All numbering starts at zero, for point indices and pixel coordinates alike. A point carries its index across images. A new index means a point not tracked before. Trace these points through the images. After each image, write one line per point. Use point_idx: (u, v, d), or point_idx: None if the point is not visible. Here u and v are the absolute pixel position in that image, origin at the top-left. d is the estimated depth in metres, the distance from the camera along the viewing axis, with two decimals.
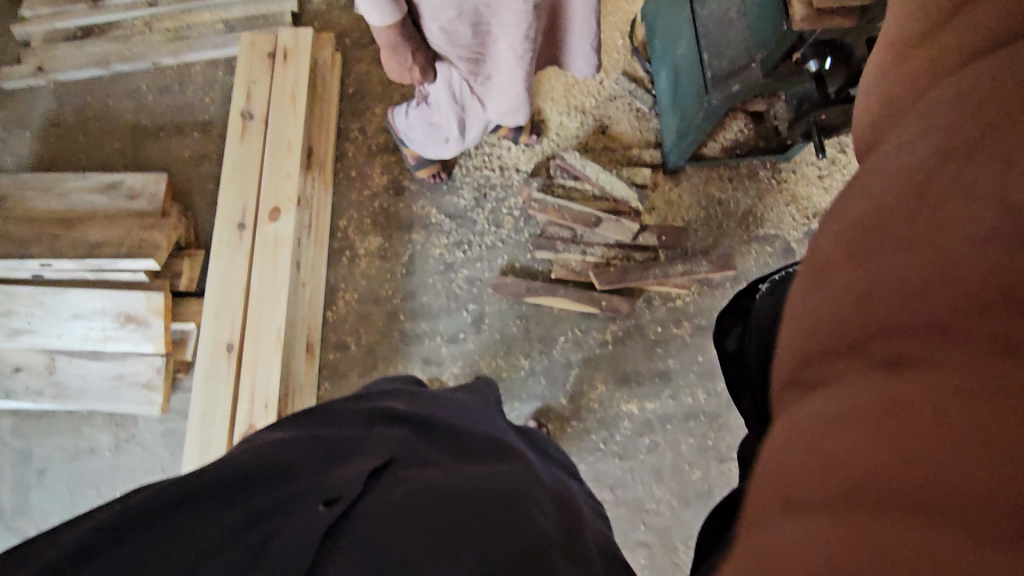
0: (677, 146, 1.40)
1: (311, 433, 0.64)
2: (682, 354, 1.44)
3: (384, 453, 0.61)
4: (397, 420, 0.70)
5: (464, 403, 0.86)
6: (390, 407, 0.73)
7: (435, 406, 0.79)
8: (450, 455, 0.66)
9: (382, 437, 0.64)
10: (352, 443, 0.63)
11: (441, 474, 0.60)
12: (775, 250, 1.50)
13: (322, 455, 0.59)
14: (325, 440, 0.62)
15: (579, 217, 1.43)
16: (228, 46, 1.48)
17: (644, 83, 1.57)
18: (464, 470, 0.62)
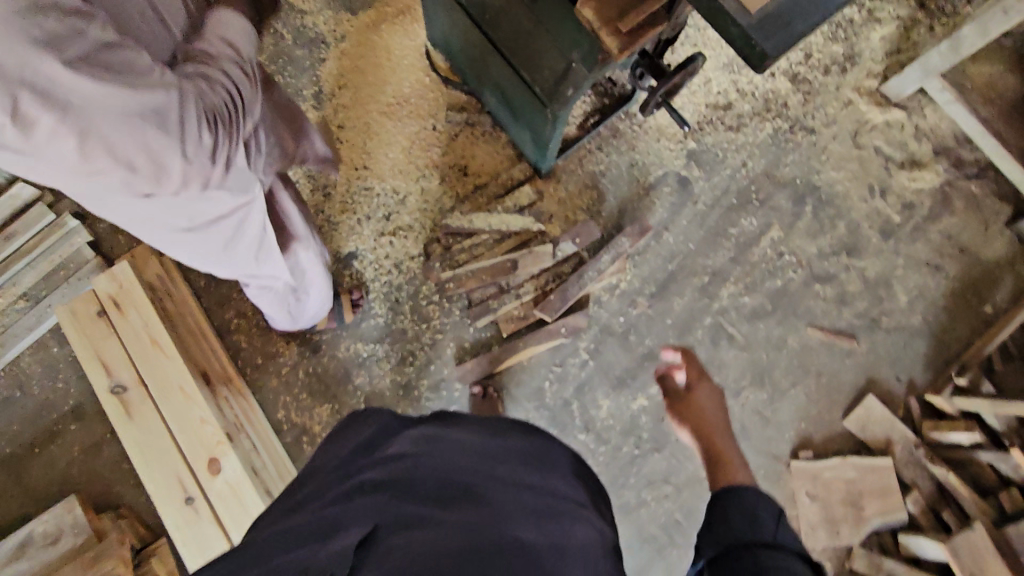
0: (542, 154, 1.36)
1: (272, 538, 0.62)
2: (654, 327, 1.44)
3: (366, 522, 0.59)
4: (391, 480, 0.66)
5: (435, 421, 0.81)
6: (397, 459, 0.70)
7: (397, 443, 0.75)
8: (437, 502, 0.63)
9: (353, 510, 0.62)
10: (324, 508, 0.64)
11: (407, 513, 0.60)
12: (673, 186, 1.51)
13: (302, 531, 0.61)
14: (285, 534, 0.62)
15: (496, 269, 1.38)
16: (45, 320, 1.32)
17: (473, 105, 1.50)
18: (445, 507, 0.62)
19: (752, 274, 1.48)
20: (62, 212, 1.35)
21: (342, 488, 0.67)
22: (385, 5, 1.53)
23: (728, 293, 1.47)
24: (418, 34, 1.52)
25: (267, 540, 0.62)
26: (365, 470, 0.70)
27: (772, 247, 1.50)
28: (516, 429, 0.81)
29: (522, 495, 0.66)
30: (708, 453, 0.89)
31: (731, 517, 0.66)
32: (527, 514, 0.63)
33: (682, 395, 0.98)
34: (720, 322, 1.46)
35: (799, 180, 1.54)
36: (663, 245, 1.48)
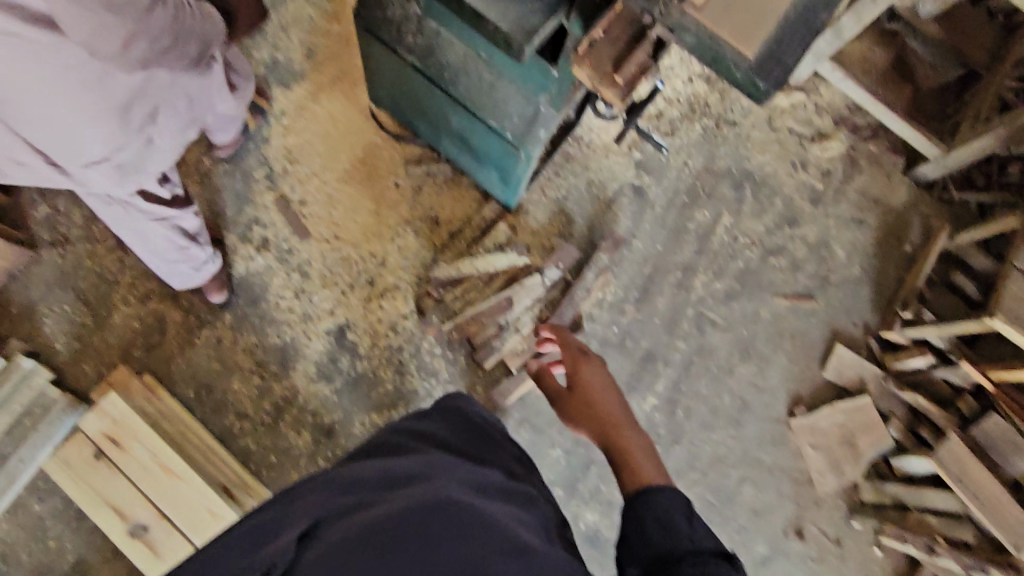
0: (512, 190, 1.41)
1: (245, 533, 0.79)
2: (646, 329, 1.52)
3: (308, 519, 0.74)
4: (328, 483, 0.79)
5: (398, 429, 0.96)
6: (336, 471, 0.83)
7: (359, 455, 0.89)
8: (374, 485, 0.76)
9: (306, 500, 0.78)
10: (284, 504, 0.80)
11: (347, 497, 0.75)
12: (630, 196, 1.61)
13: (269, 521, 0.79)
14: (254, 528, 0.79)
15: (493, 309, 1.41)
16: (17, 479, 1.18)
17: (428, 155, 1.52)
18: (377, 485, 0.76)
19: (716, 261, 1.62)
20: (15, 357, 1.23)
21: (299, 490, 0.82)
22: (318, 73, 1.53)
23: (701, 283, 1.59)
24: (359, 96, 1.53)
25: (241, 532, 0.80)
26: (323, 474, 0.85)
27: (727, 233, 1.64)
28: (471, 431, 0.96)
29: (451, 467, 0.80)
30: (604, 424, 0.88)
31: (645, 522, 0.67)
32: (456, 477, 0.77)
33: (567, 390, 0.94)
34: (701, 312, 1.57)
35: (734, 168, 1.69)
36: (635, 252, 1.57)
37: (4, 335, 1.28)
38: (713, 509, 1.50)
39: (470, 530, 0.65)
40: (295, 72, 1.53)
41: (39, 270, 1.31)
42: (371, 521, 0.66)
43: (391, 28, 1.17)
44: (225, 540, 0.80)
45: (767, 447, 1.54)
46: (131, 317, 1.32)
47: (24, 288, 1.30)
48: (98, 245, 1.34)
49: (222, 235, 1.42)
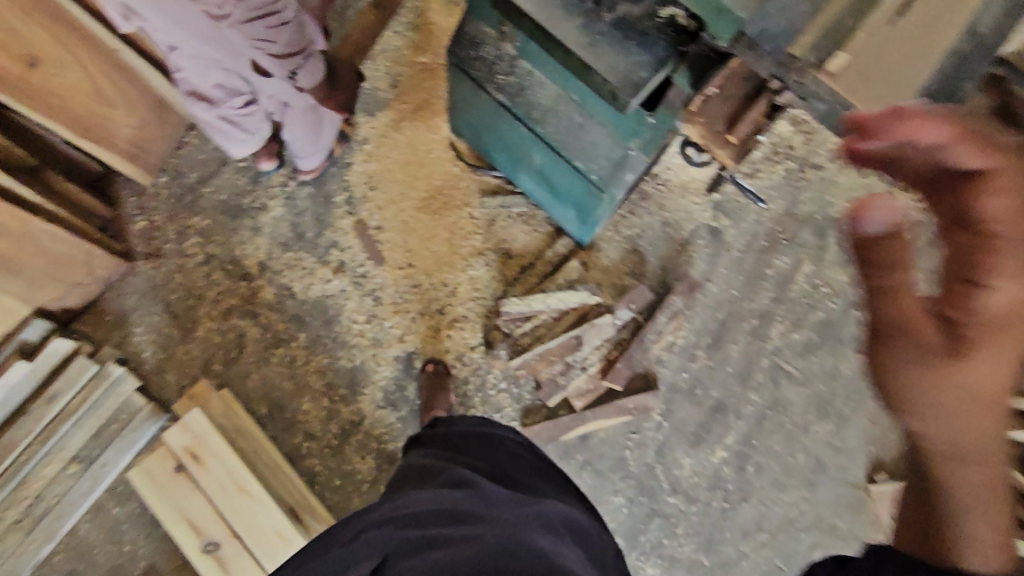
0: (587, 228, 1.39)
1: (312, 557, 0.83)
2: (717, 378, 1.46)
3: (377, 551, 0.78)
4: (394, 517, 0.82)
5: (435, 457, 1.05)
6: (401, 497, 0.87)
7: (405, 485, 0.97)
8: (440, 520, 0.80)
9: (367, 526, 0.82)
10: (349, 528, 0.85)
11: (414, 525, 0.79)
12: (706, 238, 1.57)
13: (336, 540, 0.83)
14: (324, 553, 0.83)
15: (562, 347, 1.39)
16: (101, 482, 1.24)
17: (504, 188, 1.52)
18: (440, 513, 0.81)
19: (794, 310, 1.55)
20: (103, 361, 1.28)
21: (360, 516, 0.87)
22: (401, 102, 1.56)
23: (777, 332, 1.52)
24: (440, 126, 1.55)
25: (309, 555, 0.84)
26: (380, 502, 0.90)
27: (808, 281, 1.57)
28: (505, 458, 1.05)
29: (511, 506, 0.86)
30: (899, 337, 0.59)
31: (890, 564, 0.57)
32: (518, 519, 0.82)
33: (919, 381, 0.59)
34: (776, 363, 1.50)
35: (818, 215, 1.60)
36: (708, 296, 1.52)
37: (98, 341, 1.36)
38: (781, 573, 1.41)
39: None
40: (379, 100, 1.57)
41: (133, 281, 1.39)
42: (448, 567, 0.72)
43: (482, 66, 1.19)
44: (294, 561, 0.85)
45: (843, 512, 1.44)
46: (213, 332, 1.37)
47: (119, 298, 1.38)
48: (189, 260, 1.41)
49: (300, 255, 1.44)
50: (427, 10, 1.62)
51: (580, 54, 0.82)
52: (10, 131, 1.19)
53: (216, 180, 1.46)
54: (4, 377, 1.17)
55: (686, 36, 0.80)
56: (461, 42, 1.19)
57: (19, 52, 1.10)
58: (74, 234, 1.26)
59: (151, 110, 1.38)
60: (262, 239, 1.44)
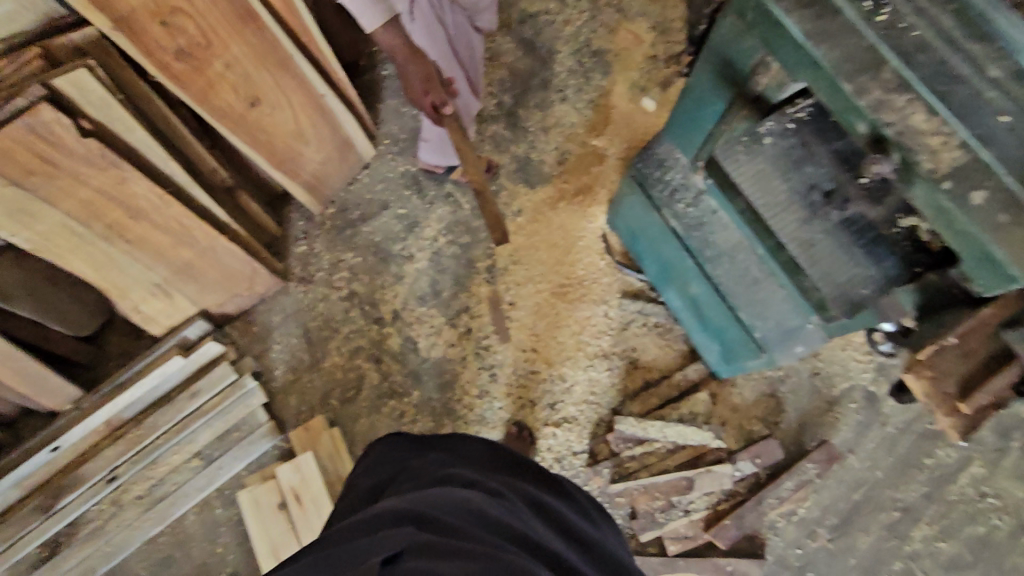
0: (728, 367, 1.28)
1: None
2: (834, 566, 1.30)
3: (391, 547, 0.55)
4: (418, 519, 0.63)
5: (439, 457, 0.91)
6: (436, 494, 0.69)
7: (414, 481, 0.84)
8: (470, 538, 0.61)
9: (380, 525, 0.62)
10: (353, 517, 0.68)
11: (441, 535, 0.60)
12: (859, 402, 1.39)
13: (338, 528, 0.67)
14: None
15: (670, 486, 1.31)
16: (214, 482, 1.35)
17: (646, 293, 1.48)
18: (474, 522, 0.65)
19: (948, 516, 1.33)
20: (243, 370, 1.39)
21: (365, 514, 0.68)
22: (564, 182, 1.54)
23: (920, 534, 1.32)
24: (596, 216, 1.51)
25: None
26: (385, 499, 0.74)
27: (973, 485, 1.34)
28: (520, 473, 0.92)
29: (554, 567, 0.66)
30: None
31: None
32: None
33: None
34: (909, 569, 1.31)
35: (1004, 412, 1.37)
36: (846, 469, 1.36)
37: (241, 347, 1.46)
38: None
39: None
40: (543, 174, 1.55)
41: (284, 300, 1.48)
42: None
43: (663, 189, 1.13)
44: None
45: None
46: (339, 366, 1.44)
47: (268, 312, 1.48)
48: (335, 292, 1.49)
49: (433, 312, 1.47)
50: (611, 95, 1.61)
51: (795, 254, 0.81)
52: (218, 151, 1.32)
53: (375, 221, 1.53)
54: (161, 369, 1.29)
55: (920, 259, 0.76)
56: (647, 160, 1.14)
57: (245, 92, 1.19)
58: (247, 252, 1.36)
59: (337, 148, 1.46)
60: (402, 288, 1.49)
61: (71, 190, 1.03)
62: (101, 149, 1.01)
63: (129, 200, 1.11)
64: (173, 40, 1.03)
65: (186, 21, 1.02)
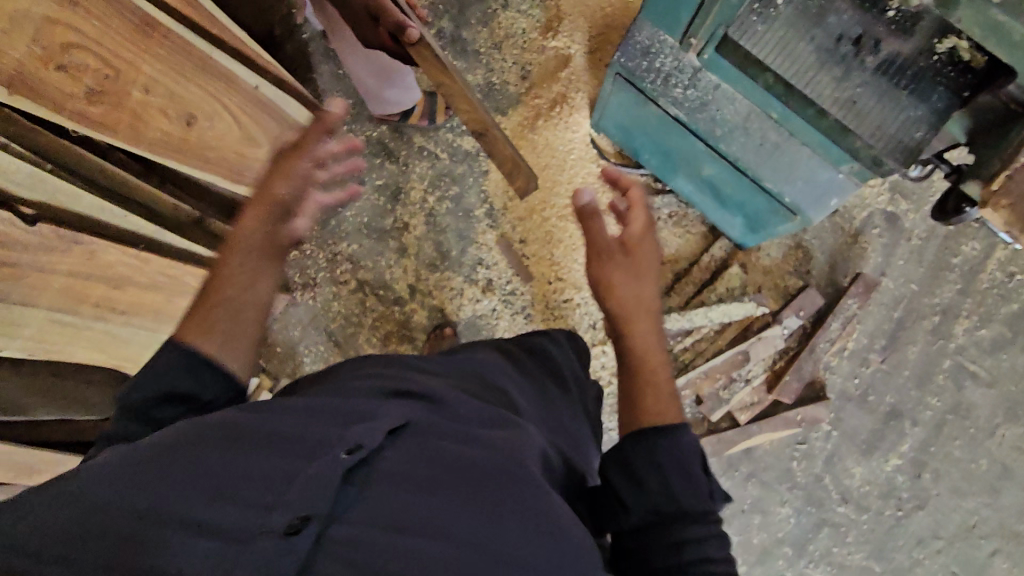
0: (755, 235, 1.27)
1: (229, 477, 0.45)
2: (892, 382, 1.38)
3: (399, 412, 0.56)
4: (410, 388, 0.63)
5: (424, 357, 0.74)
6: (413, 374, 0.67)
7: (379, 368, 0.69)
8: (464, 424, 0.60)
9: (361, 386, 0.62)
10: (334, 413, 0.55)
11: (450, 470, 0.52)
12: (881, 225, 1.41)
13: (311, 421, 0.53)
14: (262, 464, 0.46)
15: (728, 364, 1.35)
16: None
17: (651, 187, 1.43)
18: (464, 400, 0.64)
19: (983, 304, 1.39)
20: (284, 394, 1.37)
21: (354, 420, 0.54)
22: (535, 99, 1.44)
23: (961, 329, 1.39)
24: (580, 123, 1.43)
25: (195, 462, 0.46)
26: (378, 401, 0.58)
27: (1002, 268, 1.39)
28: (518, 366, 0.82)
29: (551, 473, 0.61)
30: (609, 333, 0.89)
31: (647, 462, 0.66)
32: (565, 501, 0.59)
33: (620, 251, 1.09)
34: (959, 362, 1.39)
35: None
36: (883, 293, 1.40)
37: (273, 371, 1.42)
38: None
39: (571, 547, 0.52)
40: (511, 96, 1.45)
41: (296, 312, 1.42)
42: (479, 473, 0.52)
43: (655, 78, 1.05)
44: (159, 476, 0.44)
45: None
46: None
47: (285, 329, 1.42)
48: (343, 287, 1.42)
49: (449, 274, 1.42)
50: None
51: (840, 116, 0.78)
52: (170, 186, 1.21)
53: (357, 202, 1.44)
54: None
55: (966, 82, 0.74)
56: (629, 52, 1.04)
57: (178, 113, 1.06)
58: None
59: (291, 140, 1.33)
60: (409, 260, 1.43)
61: (44, 284, 0.92)
62: (57, 230, 0.90)
63: (109, 272, 1.01)
64: (80, 83, 0.90)
65: (87, 56, 0.89)
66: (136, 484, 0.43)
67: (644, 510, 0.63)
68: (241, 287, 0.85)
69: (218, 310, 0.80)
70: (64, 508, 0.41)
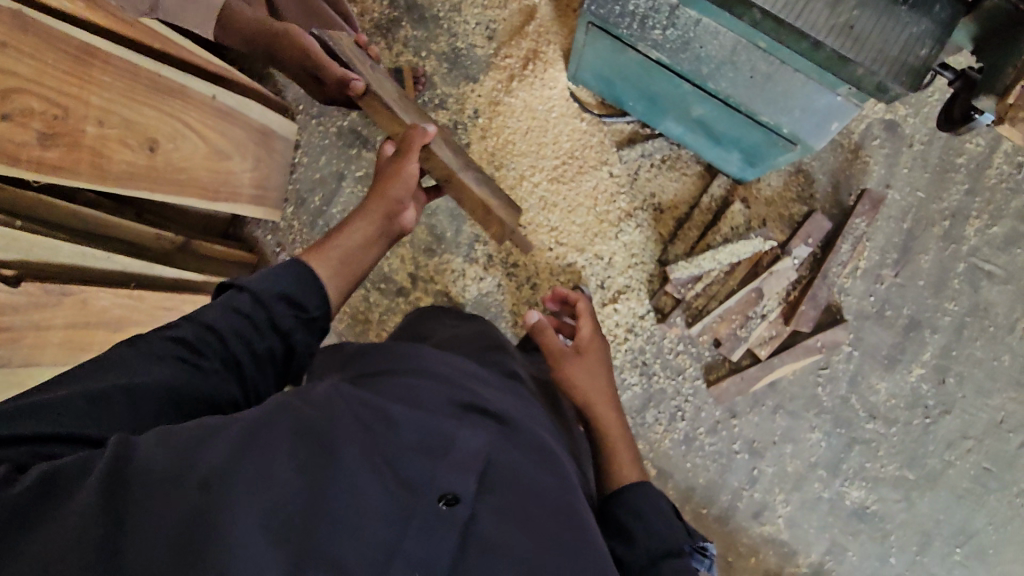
0: (754, 169, 1.23)
1: (343, 515, 0.48)
2: (908, 294, 1.37)
3: (483, 446, 0.60)
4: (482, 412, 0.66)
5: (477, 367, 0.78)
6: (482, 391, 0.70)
7: (444, 372, 0.71)
8: (534, 456, 0.64)
9: (438, 402, 0.65)
10: (424, 439, 0.58)
11: (534, 529, 0.56)
12: (880, 135, 1.36)
13: (407, 447, 0.56)
14: (374, 504, 0.50)
15: (742, 303, 1.33)
16: None
17: (640, 133, 1.38)
18: (533, 428, 0.68)
19: (993, 200, 1.36)
20: None
21: (442, 454, 0.57)
22: (506, 59, 1.37)
23: (973, 229, 1.37)
24: (556, 78, 1.37)
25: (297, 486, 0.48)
26: (461, 426, 0.62)
27: (1008, 160, 1.36)
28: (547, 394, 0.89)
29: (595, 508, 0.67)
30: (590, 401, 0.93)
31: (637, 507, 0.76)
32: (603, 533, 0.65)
33: (573, 353, 0.99)
34: (973, 264, 1.37)
35: None
36: (890, 205, 1.37)
37: None
38: (994, 477, 1.37)
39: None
40: (481, 60, 1.38)
41: None
42: (550, 520, 0.58)
43: (631, 22, 0.98)
44: (286, 502, 0.47)
45: None
46: None
47: None
48: None
49: (447, 256, 1.39)
50: None
51: (836, 45, 0.74)
52: (149, 216, 1.16)
53: (341, 198, 1.39)
54: None
55: None
56: None
57: (138, 139, 1.00)
58: None
59: (260, 145, 1.27)
60: (404, 248, 1.39)
61: (43, 342, 0.90)
62: (43, 286, 0.87)
63: (105, 316, 0.98)
64: (30, 129, 0.84)
65: (29, 99, 0.83)
66: (242, 498, 0.46)
67: (647, 558, 0.70)
68: (364, 245, 0.82)
69: (341, 252, 0.79)
70: (196, 516, 0.44)
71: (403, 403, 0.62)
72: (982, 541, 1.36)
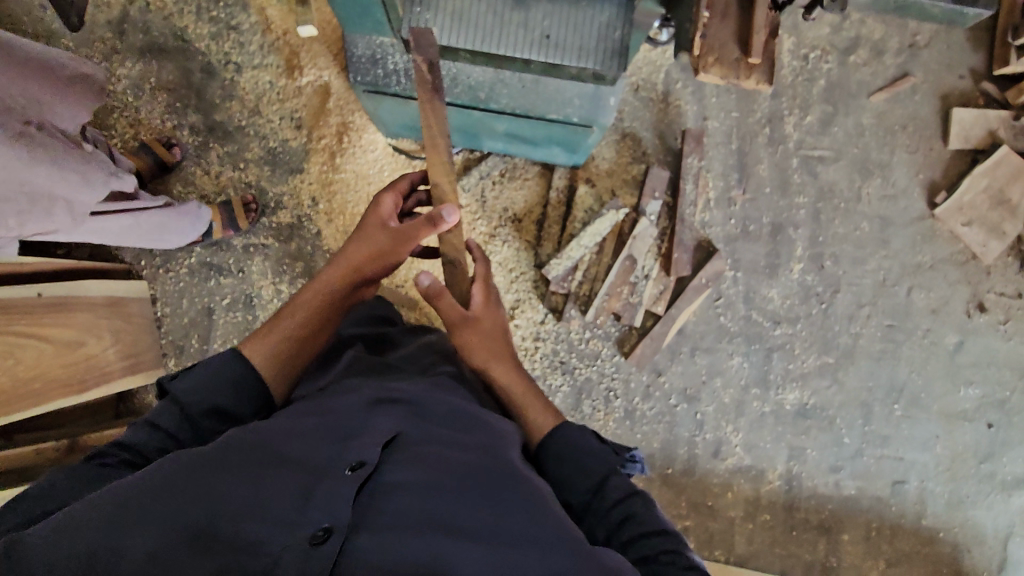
0: (577, 154, 1.28)
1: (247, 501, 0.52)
2: (761, 204, 1.46)
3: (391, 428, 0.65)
4: (394, 399, 0.71)
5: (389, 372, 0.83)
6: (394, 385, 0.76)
7: (351, 380, 0.78)
8: (447, 424, 0.69)
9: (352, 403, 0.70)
10: (332, 432, 0.64)
11: (439, 470, 0.60)
12: (681, 76, 1.45)
13: (314, 441, 0.62)
14: (278, 490, 0.54)
15: (622, 274, 1.39)
16: None
17: (471, 158, 1.42)
18: (445, 398, 0.74)
19: (796, 94, 1.48)
20: None
21: (349, 440, 0.62)
22: (320, 139, 1.39)
23: (791, 125, 1.48)
24: (374, 139, 1.39)
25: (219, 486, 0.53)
26: (367, 416, 0.67)
27: (793, 57, 1.48)
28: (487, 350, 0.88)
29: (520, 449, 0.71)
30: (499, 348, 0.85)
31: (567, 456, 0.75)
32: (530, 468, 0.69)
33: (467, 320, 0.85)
34: (804, 155, 1.48)
35: None
36: (713, 134, 1.46)
37: None
38: (898, 330, 1.47)
39: (537, 504, 0.60)
40: (298, 150, 1.39)
41: None
42: (460, 465, 0.61)
43: (399, 79, 1.04)
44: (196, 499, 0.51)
45: (922, 247, 1.48)
46: None
47: None
48: None
49: None
50: (274, 23, 1.39)
51: None
52: (22, 435, 1.14)
53: (217, 332, 1.38)
54: None
55: None
56: (360, 68, 1.03)
57: None
58: None
59: (114, 317, 1.25)
60: None
61: None
62: None
63: None
64: None
65: None
66: (168, 503, 0.50)
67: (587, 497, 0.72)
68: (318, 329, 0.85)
69: (296, 343, 0.81)
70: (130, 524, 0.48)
71: (308, 412, 0.68)
72: (913, 391, 1.47)
